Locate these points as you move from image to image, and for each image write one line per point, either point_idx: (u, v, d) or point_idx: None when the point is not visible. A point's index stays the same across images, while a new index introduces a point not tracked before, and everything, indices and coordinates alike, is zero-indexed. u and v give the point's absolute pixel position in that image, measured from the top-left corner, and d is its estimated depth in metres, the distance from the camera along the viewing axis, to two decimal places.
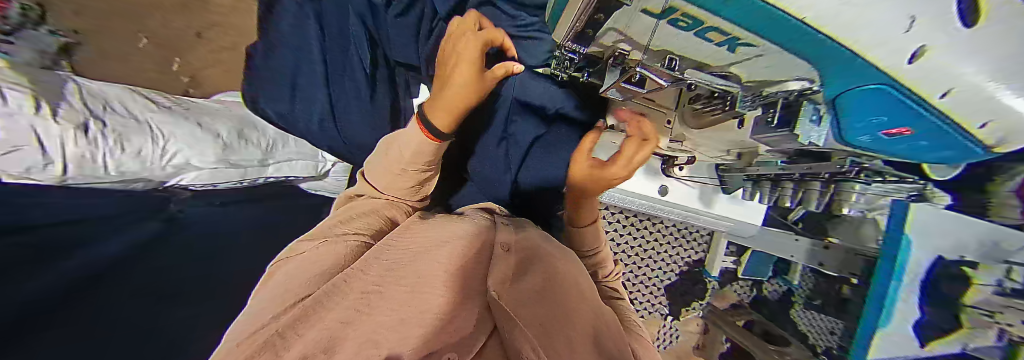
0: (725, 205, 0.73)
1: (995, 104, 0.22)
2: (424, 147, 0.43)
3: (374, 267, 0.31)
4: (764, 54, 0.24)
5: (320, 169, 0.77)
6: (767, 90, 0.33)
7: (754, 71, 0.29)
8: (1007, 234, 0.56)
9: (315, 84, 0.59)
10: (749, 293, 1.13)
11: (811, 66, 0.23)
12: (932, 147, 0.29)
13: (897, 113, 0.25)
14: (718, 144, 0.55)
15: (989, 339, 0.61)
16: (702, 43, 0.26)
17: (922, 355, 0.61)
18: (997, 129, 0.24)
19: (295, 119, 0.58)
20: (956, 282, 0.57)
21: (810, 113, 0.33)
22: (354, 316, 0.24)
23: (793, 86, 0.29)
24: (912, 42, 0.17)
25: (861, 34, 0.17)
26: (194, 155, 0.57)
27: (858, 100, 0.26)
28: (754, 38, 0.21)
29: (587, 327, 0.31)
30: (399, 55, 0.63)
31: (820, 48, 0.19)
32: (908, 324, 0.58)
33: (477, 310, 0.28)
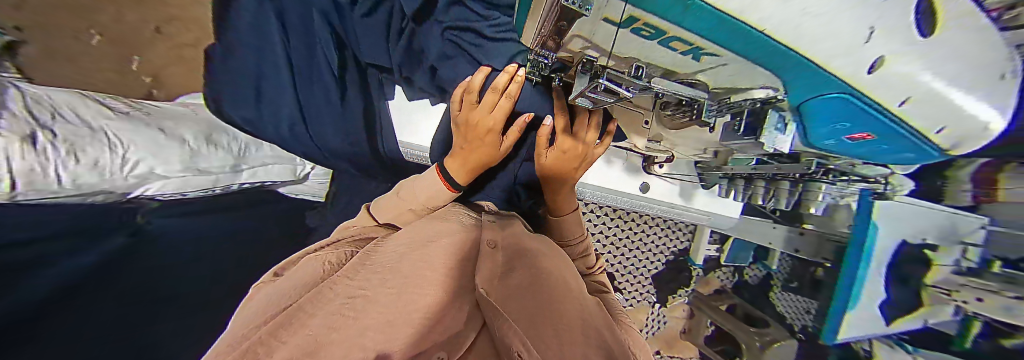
0: (706, 200, 0.74)
1: (952, 113, 0.24)
2: (440, 194, 0.47)
3: (362, 271, 0.30)
4: (728, 63, 0.25)
5: (301, 173, 0.71)
6: (733, 99, 0.35)
7: (719, 77, 0.30)
8: (961, 219, 0.61)
9: (282, 85, 0.56)
10: (732, 279, 1.19)
11: (778, 78, 0.25)
12: (893, 149, 0.32)
13: (862, 121, 0.27)
14: (693, 144, 0.55)
15: (948, 314, 0.66)
16: (668, 52, 0.27)
17: (887, 331, 0.66)
18: (955, 136, 0.26)
19: (263, 125, 0.57)
20: (919, 261, 0.61)
21: (775, 122, 0.35)
22: (340, 321, 0.23)
23: (757, 94, 0.31)
24: (869, 53, 0.19)
25: (821, 46, 0.18)
26: (163, 164, 0.47)
27: (821, 106, 0.27)
28: (718, 47, 0.22)
29: (576, 321, 0.29)
30: (368, 56, 0.57)
31: (786, 59, 0.21)
32: (874, 305, 0.62)
33: (469, 307, 0.29)
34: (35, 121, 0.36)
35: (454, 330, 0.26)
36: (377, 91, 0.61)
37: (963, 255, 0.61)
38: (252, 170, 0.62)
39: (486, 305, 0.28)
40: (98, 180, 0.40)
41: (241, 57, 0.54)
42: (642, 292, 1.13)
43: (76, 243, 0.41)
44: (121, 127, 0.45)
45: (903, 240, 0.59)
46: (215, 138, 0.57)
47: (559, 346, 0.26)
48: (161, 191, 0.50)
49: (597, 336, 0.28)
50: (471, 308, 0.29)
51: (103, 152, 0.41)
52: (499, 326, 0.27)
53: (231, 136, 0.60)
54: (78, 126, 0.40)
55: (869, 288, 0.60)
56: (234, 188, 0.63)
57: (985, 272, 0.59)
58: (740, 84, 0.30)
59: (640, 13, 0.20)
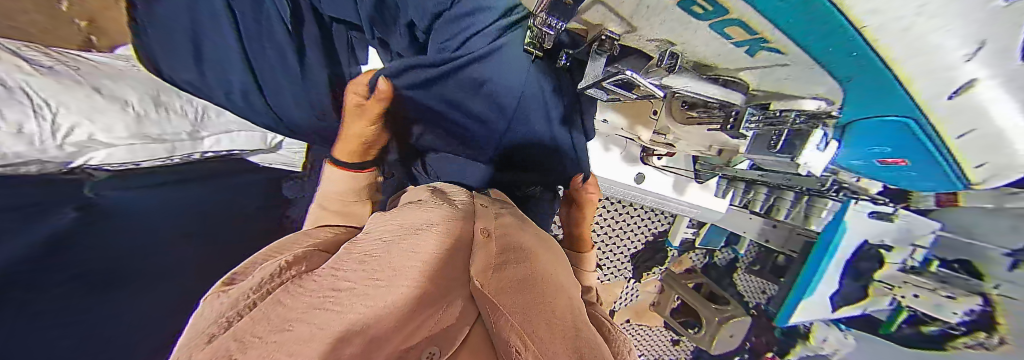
0: (696, 191, 0.75)
1: (1006, 148, 0.22)
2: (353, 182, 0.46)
3: (349, 261, 0.28)
4: (790, 64, 0.21)
5: (271, 141, 0.66)
6: (773, 104, 0.30)
7: (771, 78, 0.25)
8: (922, 225, 0.64)
9: (222, 36, 0.47)
10: (703, 260, 1.24)
11: (837, 88, 0.22)
12: (921, 177, 0.31)
13: (904, 144, 0.25)
14: (699, 140, 0.52)
15: (882, 304, 0.73)
16: (716, 39, 0.21)
17: (831, 316, 0.73)
18: (991, 170, 0.25)
19: (210, 90, 0.50)
20: (872, 259, 0.66)
21: (818, 141, 0.29)
22: (322, 315, 0.20)
23: (807, 105, 0.27)
24: (965, 73, 0.16)
25: (918, 59, 0.15)
26: (106, 130, 0.41)
27: (871, 126, 0.26)
28: (788, 42, 0.17)
29: (566, 317, 0.30)
30: (331, 10, 0.47)
31: (864, 68, 0.17)
32: (826, 296, 0.68)
33: (461, 302, 0.28)
34: None
35: (446, 324, 0.25)
36: (347, 55, 0.55)
37: (910, 255, 0.66)
38: (214, 137, 0.56)
39: (481, 298, 0.27)
40: (25, 148, 0.35)
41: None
42: (620, 269, 1.20)
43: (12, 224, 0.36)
44: (44, 84, 0.37)
45: (866, 239, 0.63)
46: (165, 101, 0.49)
47: (550, 337, 0.25)
48: (107, 161, 0.45)
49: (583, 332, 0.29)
50: (463, 302, 0.28)
51: (28, 116, 0.35)
52: (492, 317, 0.25)
53: (184, 96, 0.51)
54: None
55: (828, 278, 0.65)
56: (194, 156, 0.59)
57: (925, 271, 0.66)
58: (789, 91, 0.26)
59: None
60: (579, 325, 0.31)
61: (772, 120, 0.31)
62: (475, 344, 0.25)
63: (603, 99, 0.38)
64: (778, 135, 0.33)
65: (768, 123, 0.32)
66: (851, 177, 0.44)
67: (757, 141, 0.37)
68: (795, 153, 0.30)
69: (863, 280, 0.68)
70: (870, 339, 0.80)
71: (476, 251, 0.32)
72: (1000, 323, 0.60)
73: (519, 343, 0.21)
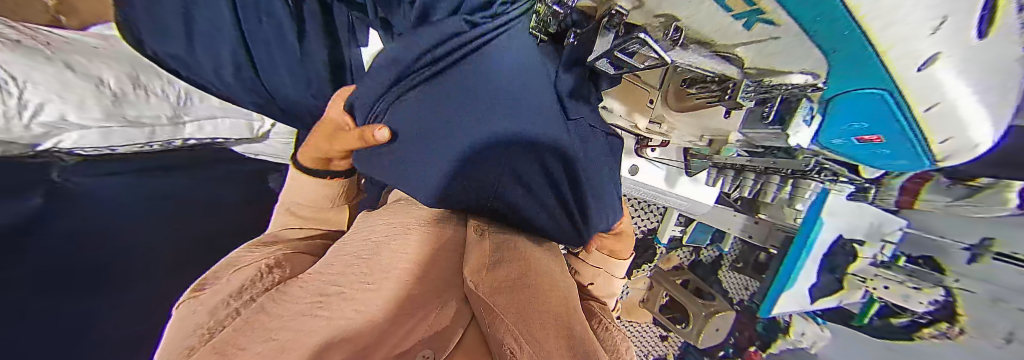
0: (687, 185, 0.76)
1: (965, 125, 0.24)
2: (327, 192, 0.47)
3: (336, 263, 0.29)
4: (781, 36, 0.21)
5: (257, 131, 0.62)
6: (768, 81, 0.30)
7: (764, 54, 0.26)
8: (886, 217, 0.70)
9: (218, 9, 0.46)
10: (690, 257, 1.29)
11: (824, 60, 0.22)
12: (893, 153, 0.33)
13: (879, 120, 0.27)
14: (692, 129, 0.54)
15: (855, 296, 0.77)
16: (716, 13, 0.22)
17: (811, 308, 0.76)
18: (953, 146, 0.27)
19: (199, 66, 0.48)
20: (847, 253, 0.70)
21: (805, 114, 0.33)
22: (310, 322, 0.22)
23: (795, 79, 0.28)
24: (929, 49, 0.17)
25: (887, 31, 0.16)
26: (78, 111, 0.38)
27: (853, 100, 0.26)
28: (784, 11, 0.18)
29: (561, 307, 0.31)
30: None
31: (843, 39, 0.18)
32: (806, 285, 0.71)
33: (455, 303, 0.29)
34: None
35: (441, 324, 0.26)
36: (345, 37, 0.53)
37: (881, 249, 0.71)
38: (195, 124, 0.53)
39: (475, 299, 0.28)
40: None
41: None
42: None
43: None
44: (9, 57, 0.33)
45: (842, 233, 0.66)
46: (144, 82, 0.46)
47: (542, 332, 0.26)
48: (78, 144, 0.42)
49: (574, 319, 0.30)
50: (457, 304, 0.29)
51: None
52: (491, 323, 0.27)
53: (165, 79, 0.49)
54: None
55: (806, 273, 0.69)
56: (175, 144, 0.56)
57: (894, 264, 0.69)
58: (781, 66, 0.27)
59: None
60: (572, 313, 0.31)
61: (764, 89, 0.32)
62: (469, 345, 0.28)
63: (609, 72, 0.36)
64: (768, 109, 0.37)
65: (762, 90, 0.32)
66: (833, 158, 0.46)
67: (753, 116, 0.45)
68: (783, 125, 0.35)
69: (838, 271, 0.72)
70: (846, 331, 0.86)
71: (468, 249, 0.33)
72: (960, 314, 0.60)
73: (515, 344, 0.25)
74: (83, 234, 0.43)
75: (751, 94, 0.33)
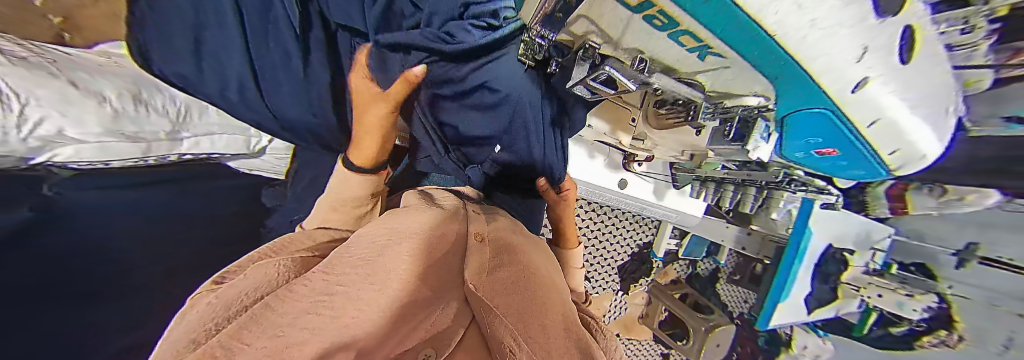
0: (676, 198, 0.78)
1: (907, 137, 0.25)
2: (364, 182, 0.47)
3: (342, 264, 0.28)
4: (731, 65, 0.23)
5: (255, 146, 0.64)
6: (728, 104, 0.33)
7: (720, 81, 0.28)
8: (874, 227, 0.71)
9: (225, 28, 0.47)
10: (687, 270, 1.29)
11: (769, 85, 0.24)
12: (849, 166, 0.33)
13: (831, 137, 0.27)
14: (673, 145, 0.57)
15: (853, 306, 0.76)
16: (673, 47, 0.24)
17: (807, 319, 0.76)
18: (905, 157, 0.28)
19: (205, 87, 0.49)
20: (839, 262, 0.71)
21: (761, 132, 0.35)
22: (315, 320, 0.20)
23: (750, 101, 0.30)
24: (860, 72, 0.18)
25: (820, 59, 0.17)
26: (76, 125, 0.38)
27: (800, 122, 0.27)
28: (726, 45, 0.20)
29: (558, 317, 0.32)
30: (338, 14, 0.48)
31: (782, 67, 0.19)
32: (801, 297, 0.72)
33: (456, 305, 0.29)
34: None
35: (442, 326, 0.27)
36: (349, 61, 0.55)
37: (871, 258, 0.72)
38: (194, 139, 0.54)
39: (475, 300, 0.28)
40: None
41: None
42: (607, 280, 1.21)
43: None
44: (20, 74, 0.34)
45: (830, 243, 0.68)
46: (146, 98, 0.47)
47: (545, 339, 0.26)
48: (73, 158, 0.41)
49: (571, 332, 0.30)
50: (458, 305, 0.30)
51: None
52: (486, 318, 0.27)
53: (166, 94, 0.50)
54: None
55: (798, 282, 0.69)
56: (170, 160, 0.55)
57: (886, 273, 0.70)
58: (737, 90, 0.29)
59: None
60: (569, 324, 0.32)
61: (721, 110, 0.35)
62: (468, 344, 0.29)
63: (591, 96, 0.41)
64: (731, 126, 0.39)
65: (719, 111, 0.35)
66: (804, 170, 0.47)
67: (715, 134, 0.44)
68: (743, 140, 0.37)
69: (830, 283, 0.72)
70: (849, 342, 0.83)
71: (470, 254, 0.33)
72: (956, 321, 0.63)
73: (512, 343, 0.25)
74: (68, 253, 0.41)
75: (712, 114, 0.37)
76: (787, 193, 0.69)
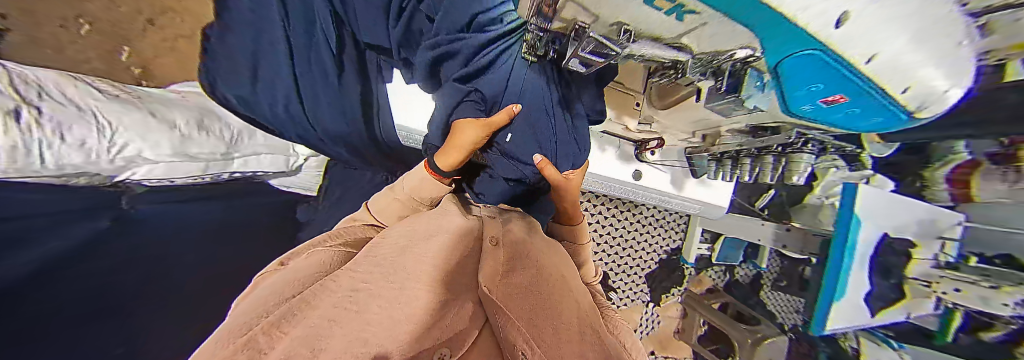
0: (695, 188, 0.74)
1: (917, 68, 0.19)
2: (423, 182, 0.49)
3: (365, 263, 0.30)
4: (709, 21, 0.20)
5: (293, 165, 0.70)
6: (711, 60, 0.28)
7: (703, 39, 0.24)
8: (941, 213, 0.62)
9: (280, 59, 0.57)
10: (723, 278, 1.14)
11: (759, 38, 0.20)
12: (853, 116, 0.26)
13: (828, 83, 0.22)
14: (683, 126, 0.57)
15: (929, 307, 0.66)
16: (651, 14, 0.22)
17: (872, 324, 0.64)
18: (934, 105, 0.23)
19: (258, 102, 0.58)
20: (900, 254, 0.61)
21: (754, 82, 0.30)
22: (341, 313, 0.23)
23: (738, 55, 0.25)
24: (842, 6, 0.15)
25: (793, 2, 0.14)
26: (152, 147, 0.45)
27: (789, 70, 0.22)
28: (702, 3, 0.17)
29: (574, 318, 0.30)
30: (366, 36, 0.57)
31: (757, 16, 0.16)
32: (860, 294, 0.60)
33: (471, 304, 0.30)
34: (21, 96, 0.33)
35: (457, 329, 0.27)
36: (375, 75, 0.62)
37: (942, 249, 0.63)
38: (243, 159, 0.59)
39: (487, 301, 0.29)
40: (83, 161, 0.38)
41: (274, 53, 0.58)
42: (635, 291, 1.11)
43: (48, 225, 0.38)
44: (110, 109, 0.42)
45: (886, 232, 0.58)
46: (207, 125, 0.53)
47: (557, 343, 0.25)
48: (147, 176, 0.48)
49: (593, 340, 0.27)
50: (473, 307, 0.30)
51: (91, 132, 0.38)
52: (500, 323, 0.28)
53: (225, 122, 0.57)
54: (65, 104, 0.37)
55: (856, 274, 0.60)
56: (221, 179, 0.61)
57: (961, 265, 0.61)
58: (723, 47, 0.25)
59: None
60: (586, 325, 0.30)
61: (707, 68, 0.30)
62: (482, 346, 0.29)
63: (581, 69, 0.39)
64: (718, 81, 0.34)
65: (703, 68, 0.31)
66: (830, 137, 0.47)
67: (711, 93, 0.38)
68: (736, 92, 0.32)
69: (895, 279, 0.62)
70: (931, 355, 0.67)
71: (483, 256, 0.34)
72: None
73: (527, 346, 0.24)
74: (141, 268, 0.46)
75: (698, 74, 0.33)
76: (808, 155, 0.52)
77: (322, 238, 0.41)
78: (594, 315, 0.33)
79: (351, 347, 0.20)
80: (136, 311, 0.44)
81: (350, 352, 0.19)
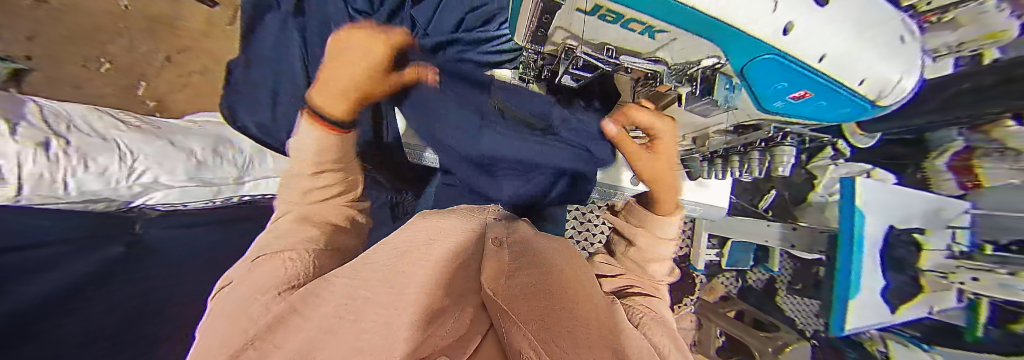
0: (694, 191, 0.75)
1: (867, 65, 0.21)
2: (324, 142, 0.36)
3: (369, 262, 0.30)
4: (677, 38, 0.22)
5: None
6: (690, 72, 0.30)
7: (677, 53, 0.26)
8: (946, 203, 0.61)
9: (296, 89, 0.61)
10: (736, 284, 1.11)
11: (718, 50, 0.23)
12: (827, 114, 0.28)
13: (791, 87, 0.24)
14: (675, 130, 0.58)
15: (949, 302, 0.64)
16: (626, 34, 0.24)
17: (893, 322, 0.62)
18: (894, 94, 0.25)
19: (274, 130, 0.62)
20: (907, 244, 0.60)
21: (726, 84, 0.31)
22: (354, 299, 0.22)
23: (707, 63, 0.28)
24: (782, 15, 0.18)
25: (738, 11, 0.17)
26: (168, 174, 0.48)
27: (754, 76, 0.24)
28: (664, 23, 0.20)
29: (591, 320, 0.27)
30: None
31: (714, 29, 0.19)
32: (876, 292, 0.59)
33: (473, 309, 0.25)
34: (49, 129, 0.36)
35: (460, 332, 0.19)
36: None
37: (951, 238, 0.60)
38: (253, 182, 0.62)
39: (492, 305, 0.24)
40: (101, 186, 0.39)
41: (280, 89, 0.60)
42: None
43: (62, 251, 0.38)
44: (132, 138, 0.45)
45: (889, 224, 0.58)
46: (221, 151, 0.57)
47: (574, 347, 0.19)
48: (162, 201, 0.49)
49: (607, 339, 0.24)
50: (474, 310, 0.24)
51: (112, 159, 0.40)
52: (506, 329, 0.21)
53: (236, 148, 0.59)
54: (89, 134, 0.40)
55: (867, 275, 0.58)
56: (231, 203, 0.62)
57: (978, 255, 0.57)
58: (691, 57, 0.27)
59: None
60: (604, 327, 0.27)
61: (682, 75, 0.31)
62: (488, 353, 0.21)
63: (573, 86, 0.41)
64: (692, 88, 0.33)
65: (681, 75, 0.31)
66: (801, 130, 0.50)
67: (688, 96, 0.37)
68: (710, 95, 0.31)
69: (909, 271, 0.61)
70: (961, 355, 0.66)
71: (487, 257, 0.33)
72: None
73: (535, 341, 0.17)
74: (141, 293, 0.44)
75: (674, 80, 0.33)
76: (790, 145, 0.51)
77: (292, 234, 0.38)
78: (611, 318, 0.31)
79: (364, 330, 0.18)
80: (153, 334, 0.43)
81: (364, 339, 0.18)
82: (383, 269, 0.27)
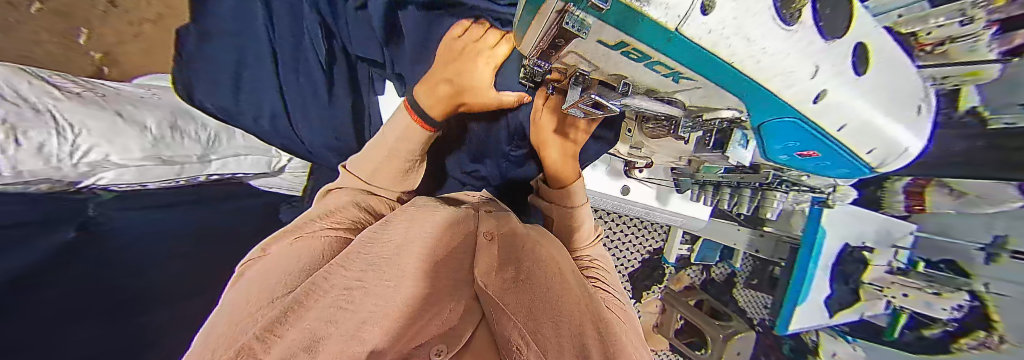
0: (678, 202, 0.77)
1: (879, 131, 0.22)
2: (412, 132, 0.43)
3: (356, 260, 0.28)
4: (701, 87, 0.21)
5: (276, 166, 0.67)
6: (705, 117, 0.29)
7: (697, 99, 0.24)
8: (896, 224, 0.66)
9: (263, 65, 0.54)
10: (701, 276, 1.18)
11: (740, 105, 0.21)
12: (826, 169, 0.28)
13: (801, 146, 0.24)
14: (669, 151, 0.56)
15: (879, 308, 0.71)
16: (648, 73, 0.22)
17: (830, 323, 0.69)
18: (894, 159, 0.26)
19: (240, 112, 0.55)
20: (857, 262, 0.65)
21: (739, 139, 0.33)
22: (338, 313, 0.21)
23: (725, 113, 0.26)
24: (815, 86, 0.17)
25: (775, 80, 0.16)
26: (121, 151, 0.44)
27: (768, 133, 0.23)
28: (695, 74, 0.18)
29: (583, 320, 0.29)
30: (360, 51, 0.55)
31: (744, 89, 0.17)
32: (821, 300, 0.66)
33: (466, 300, 0.29)
34: None
35: (450, 323, 0.26)
36: (367, 87, 0.62)
37: (894, 257, 0.66)
38: (221, 161, 0.57)
39: (484, 297, 0.28)
40: (42, 166, 0.37)
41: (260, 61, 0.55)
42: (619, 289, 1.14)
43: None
44: (73, 110, 0.41)
45: (846, 243, 0.63)
46: (182, 126, 0.53)
47: (553, 339, 0.25)
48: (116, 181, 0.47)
49: (599, 341, 0.27)
50: (467, 301, 0.29)
51: (50, 135, 0.38)
52: (501, 323, 0.26)
53: (200, 122, 0.56)
54: (19, 107, 0.37)
55: (818, 286, 0.64)
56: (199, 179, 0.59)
57: (912, 271, 0.65)
58: (712, 105, 0.25)
59: (631, 40, 0.16)
60: (594, 327, 0.29)
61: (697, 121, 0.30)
62: (477, 346, 0.28)
63: (580, 117, 0.38)
64: (708, 134, 0.36)
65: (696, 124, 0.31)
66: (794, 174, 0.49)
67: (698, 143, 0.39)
68: (722, 149, 0.35)
69: (853, 283, 0.66)
70: (879, 349, 0.73)
71: (480, 249, 0.33)
72: (995, 320, 0.58)
73: (520, 339, 0.24)
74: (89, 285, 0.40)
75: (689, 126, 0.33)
76: (779, 192, 0.60)
77: (309, 218, 0.38)
78: (599, 308, 0.33)
79: (348, 346, 0.18)
80: (140, 314, 0.44)
81: (349, 352, 0.17)
82: (368, 269, 0.27)
